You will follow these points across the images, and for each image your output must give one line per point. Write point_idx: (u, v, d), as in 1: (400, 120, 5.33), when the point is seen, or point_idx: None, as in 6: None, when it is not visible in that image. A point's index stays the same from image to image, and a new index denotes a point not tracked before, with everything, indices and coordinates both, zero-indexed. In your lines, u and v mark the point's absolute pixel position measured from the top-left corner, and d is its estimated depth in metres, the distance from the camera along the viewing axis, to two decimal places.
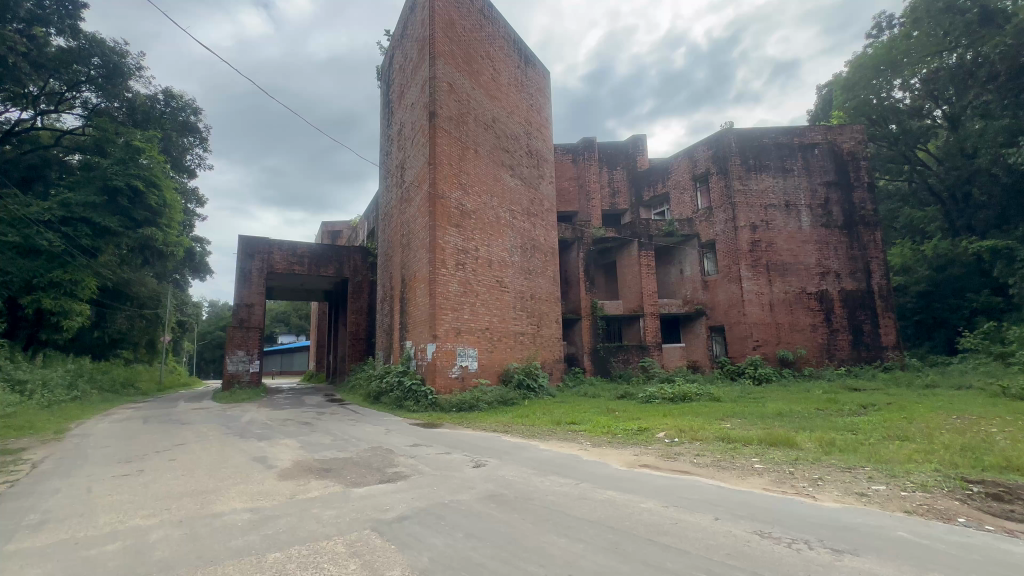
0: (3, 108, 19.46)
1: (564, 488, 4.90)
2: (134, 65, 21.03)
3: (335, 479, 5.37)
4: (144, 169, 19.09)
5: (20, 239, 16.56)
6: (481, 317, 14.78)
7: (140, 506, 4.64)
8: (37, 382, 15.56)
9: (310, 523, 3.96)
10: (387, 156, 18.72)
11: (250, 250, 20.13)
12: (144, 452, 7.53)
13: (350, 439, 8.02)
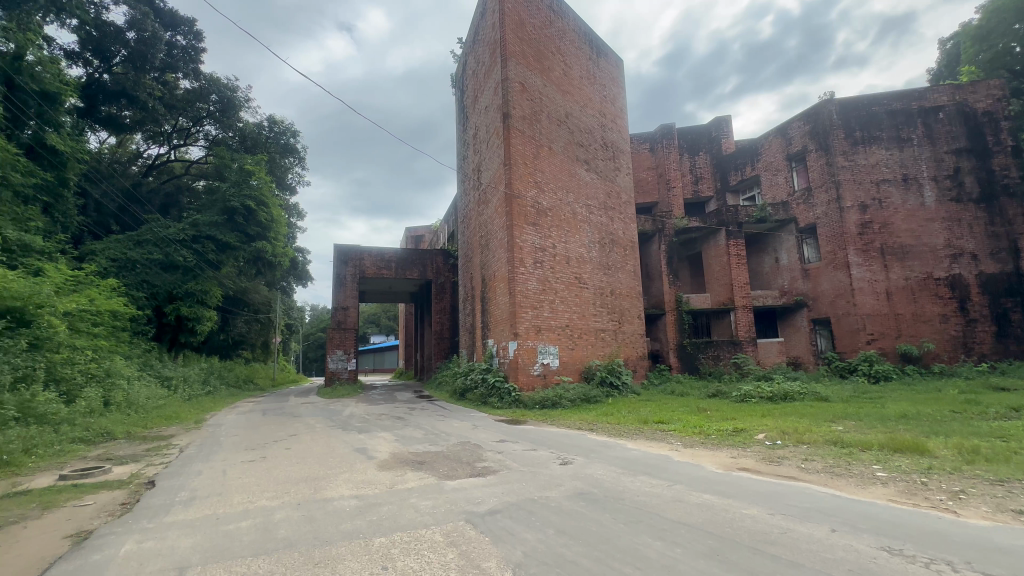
0: (146, 146, 22.91)
1: (655, 489, 4.73)
2: (244, 97, 23.73)
3: (429, 471, 5.65)
4: (255, 189, 21.50)
5: (163, 255, 19.23)
6: (561, 315, 14.73)
7: (264, 489, 5.23)
8: (180, 378, 18.15)
9: (409, 512, 4.20)
10: (464, 160, 19.31)
11: (344, 257, 21.80)
12: (264, 441, 8.48)
13: (440, 434, 8.41)
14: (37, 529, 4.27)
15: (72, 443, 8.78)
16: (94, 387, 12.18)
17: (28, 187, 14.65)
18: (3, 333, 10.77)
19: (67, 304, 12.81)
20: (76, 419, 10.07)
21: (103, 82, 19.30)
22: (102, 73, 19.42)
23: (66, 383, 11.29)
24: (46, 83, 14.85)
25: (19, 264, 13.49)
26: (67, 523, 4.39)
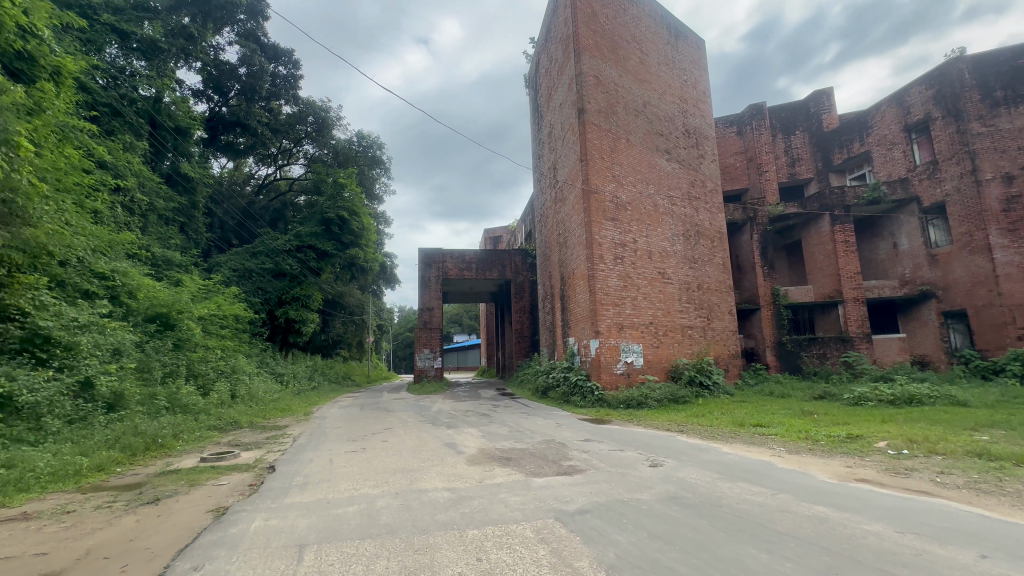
0: (257, 168, 25.74)
1: (757, 497, 4.39)
2: (336, 116, 25.85)
3: (516, 468, 5.75)
4: (348, 201, 23.20)
5: (273, 264, 21.58)
6: (644, 311, 14.23)
7: (366, 477, 5.64)
8: (290, 374, 20.20)
9: (499, 507, 4.30)
10: (540, 159, 19.34)
11: (429, 260, 22.83)
12: (364, 433, 9.15)
13: (526, 431, 8.52)
14: (187, 503, 4.98)
15: (209, 430, 10.14)
16: (223, 381, 13.96)
17: (167, 210, 17.14)
18: (155, 336, 12.74)
19: (200, 310, 14.80)
20: (210, 409, 11.62)
21: (222, 115, 22.18)
22: (220, 106, 22.25)
23: (202, 378, 13.07)
24: (179, 119, 17.21)
25: (164, 276, 15.84)
26: (209, 500, 5.06)
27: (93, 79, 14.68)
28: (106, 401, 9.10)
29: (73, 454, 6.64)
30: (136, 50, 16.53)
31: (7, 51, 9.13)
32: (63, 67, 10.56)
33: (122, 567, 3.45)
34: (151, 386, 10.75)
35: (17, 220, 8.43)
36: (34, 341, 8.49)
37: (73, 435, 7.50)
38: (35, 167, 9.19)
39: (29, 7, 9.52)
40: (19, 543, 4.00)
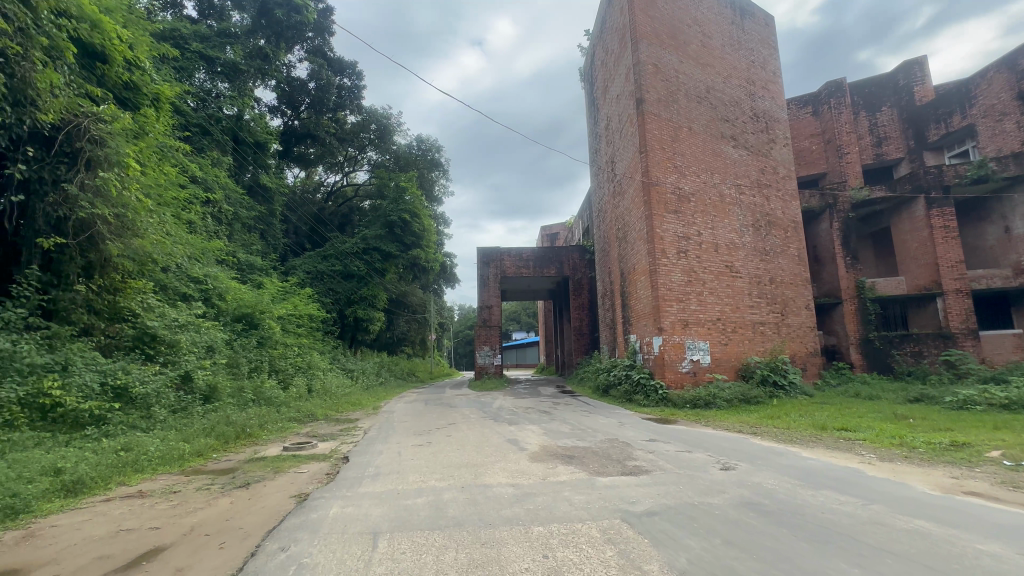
0: (326, 176, 27.09)
1: (845, 507, 4.05)
2: (396, 122, 27.00)
3: (580, 466, 5.70)
4: (409, 204, 24.07)
5: (342, 266, 22.84)
6: (711, 307, 13.59)
7: (433, 471, 5.83)
8: (360, 370, 21.33)
9: (564, 505, 4.28)
10: (597, 153, 19.00)
11: (487, 259, 23.15)
12: (429, 427, 9.46)
13: (588, 430, 8.42)
14: (273, 488, 5.40)
15: (289, 421, 10.94)
16: (301, 376, 14.98)
17: (250, 219, 18.67)
18: (241, 334, 13.90)
19: (279, 310, 15.98)
20: (290, 402, 12.52)
21: (294, 128, 23.82)
22: (292, 120, 23.87)
23: (282, 373, 14.10)
24: (257, 135, 18.64)
25: (248, 279, 17.26)
26: (292, 486, 5.46)
27: (186, 102, 16.38)
28: (203, 393, 10.07)
29: (177, 440, 7.41)
30: (221, 74, 18.04)
31: (117, 83, 10.36)
32: (161, 94, 11.82)
33: (221, 543, 3.81)
34: (239, 379, 11.76)
35: (129, 233, 9.53)
36: (144, 340, 9.66)
37: (177, 423, 8.37)
38: (142, 185, 10.35)
39: (134, 43, 10.76)
40: (137, 517, 4.53)
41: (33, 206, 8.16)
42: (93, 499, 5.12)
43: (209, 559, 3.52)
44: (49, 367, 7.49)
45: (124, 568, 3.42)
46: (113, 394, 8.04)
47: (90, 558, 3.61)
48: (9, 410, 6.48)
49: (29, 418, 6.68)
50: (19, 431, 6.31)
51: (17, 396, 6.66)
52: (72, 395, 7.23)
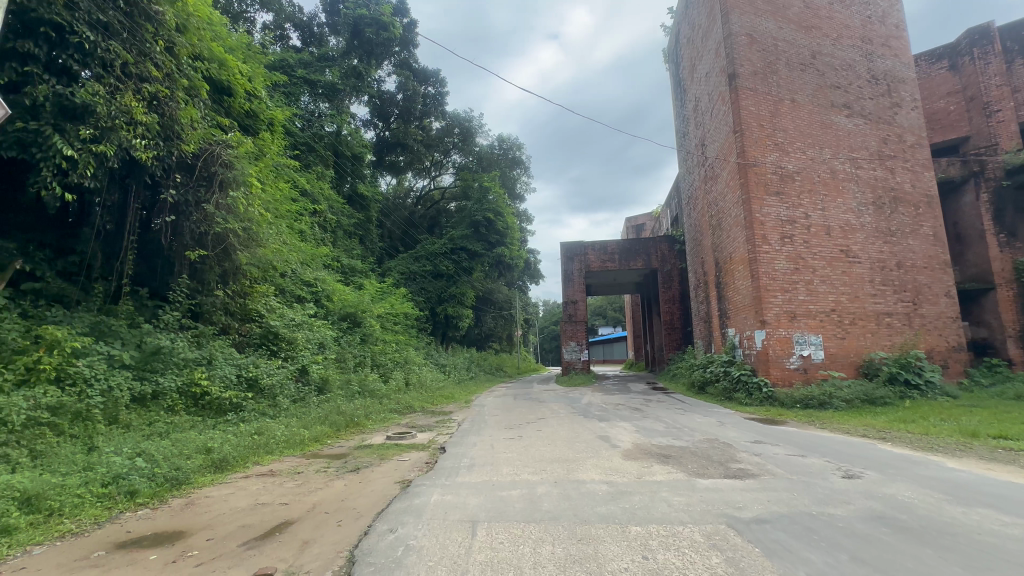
0: (415, 181, 28.60)
1: (1010, 529, 3.41)
2: (478, 124, 27.77)
3: (677, 467, 5.44)
4: (491, 203, 24.79)
5: (433, 266, 24.02)
6: (823, 297, 12.24)
7: (526, 464, 5.91)
8: (451, 365, 22.31)
9: (662, 506, 4.11)
10: (685, 137, 17.96)
11: (571, 253, 22.89)
12: (520, 422, 9.59)
13: (684, 428, 8.02)
14: (380, 474, 5.84)
15: (390, 412, 11.75)
16: (399, 370, 16.00)
17: (350, 225, 20.33)
18: (347, 331, 15.19)
19: (378, 309, 17.23)
20: (391, 394, 13.45)
21: (386, 138, 25.52)
22: (384, 131, 25.60)
23: (383, 367, 15.17)
24: (354, 148, 20.26)
25: (351, 281, 18.81)
26: (395, 473, 5.85)
27: (295, 124, 18.25)
28: (317, 384, 11.18)
29: (298, 426, 8.31)
30: (322, 95, 19.80)
31: (241, 112, 11.82)
32: (275, 118, 13.29)
33: (338, 521, 4.19)
34: (347, 373, 12.88)
35: (254, 243, 10.84)
36: (269, 338, 10.94)
37: (297, 411, 9.38)
38: (262, 200, 11.71)
39: (252, 76, 12.21)
40: (270, 493, 5.15)
41: (181, 224, 9.59)
42: (235, 475, 5.91)
43: (328, 535, 3.88)
44: (198, 361, 8.79)
45: (261, 537, 3.89)
46: (247, 385, 9.22)
47: (237, 525, 4.18)
48: (170, 397, 7.70)
49: (185, 403, 7.88)
50: (178, 414, 7.48)
51: (176, 385, 7.89)
52: (216, 385, 8.41)
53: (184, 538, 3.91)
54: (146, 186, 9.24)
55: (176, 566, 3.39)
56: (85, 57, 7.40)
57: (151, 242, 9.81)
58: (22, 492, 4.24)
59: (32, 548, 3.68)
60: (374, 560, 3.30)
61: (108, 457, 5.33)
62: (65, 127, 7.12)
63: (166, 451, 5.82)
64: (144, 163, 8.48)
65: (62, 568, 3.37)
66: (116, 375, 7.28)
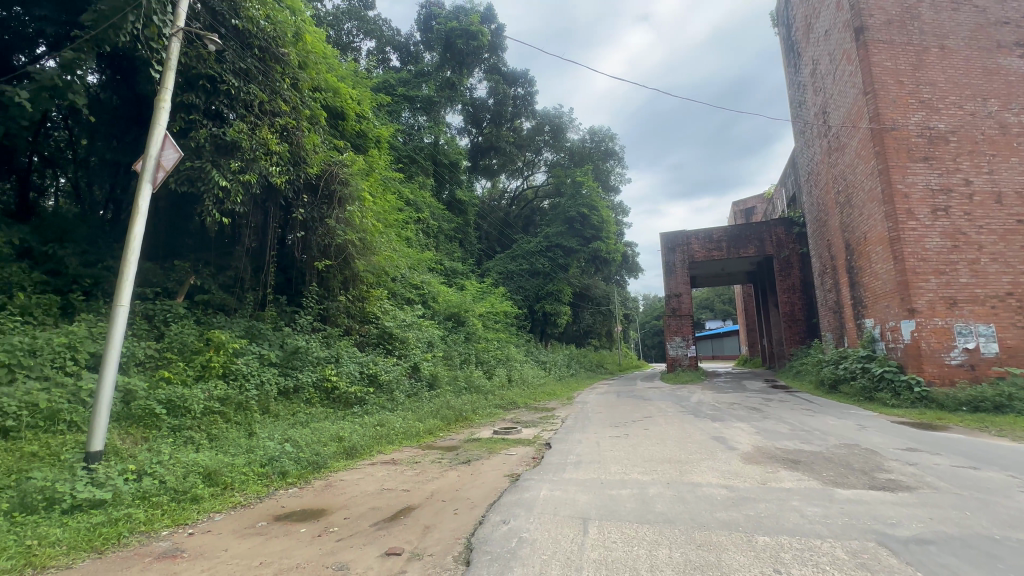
0: (509, 182, 29.21)
1: None
2: (568, 118, 27.60)
3: (809, 474, 4.89)
4: (585, 197, 24.52)
5: (529, 265, 24.34)
6: (993, 278, 10.19)
7: (635, 464, 5.73)
8: (552, 362, 22.42)
9: (793, 516, 3.72)
10: (801, 106, 16.10)
11: (672, 244, 21.63)
12: (625, 420, 9.32)
13: (814, 431, 7.20)
14: (490, 467, 6.07)
15: (495, 407, 12.13)
16: (502, 367, 16.44)
17: (450, 230, 21.41)
18: (452, 330, 16.03)
19: (479, 309, 17.91)
20: (495, 390, 13.91)
21: (479, 143, 26.45)
22: (477, 137, 26.62)
23: (486, 364, 15.73)
24: (450, 155, 21.35)
25: (453, 283, 19.80)
26: (504, 467, 6.02)
27: (398, 139, 19.68)
28: (428, 380, 11.91)
29: (413, 419, 8.96)
30: (420, 109, 21.09)
31: (354, 133, 13.04)
32: (381, 136, 14.43)
33: (454, 510, 4.43)
34: (454, 369, 13.57)
35: (369, 252, 11.91)
36: (385, 337, 11.92)
37: (412, 405, 10.11)
38: (374, 212, 12.80)
39: (362, 99, 13.42)
40: (393, 479, 5.62)
41: (309, 238, 10.86)
42: (363, 462, 6.57)
43: (446, 522, 4.12)
44: (329, 358, 9.89)
45: (388, 520, 4.26)
46: (368, 380, 10.14)
47: (368, 507, 4.64)
48: (308, 390, 8.77)
49: (320, 396, 8.92)
50: (315, 406, 8.50)
51: (312, 380, 8.96)
52: (343, 380, 9.40)
53: (326, 515, 4.43)
54: (282, 207, 10.60)
55: (321, 539, 3.84)
56: (232, 102, 8.71)
57: (287, 255, 11.24)
58: (205, 468, 5.12)
59: (213, 515, 4.43)
60: (490, 549, 3.43)
61: (264, 442, 6.23)
62: (220, 163, 8.46)
63: (308, 438, 6.64)
64: (280, 188, 9.74)
65: (236, 533, 4.01)
66: (266, 372, 8.47)
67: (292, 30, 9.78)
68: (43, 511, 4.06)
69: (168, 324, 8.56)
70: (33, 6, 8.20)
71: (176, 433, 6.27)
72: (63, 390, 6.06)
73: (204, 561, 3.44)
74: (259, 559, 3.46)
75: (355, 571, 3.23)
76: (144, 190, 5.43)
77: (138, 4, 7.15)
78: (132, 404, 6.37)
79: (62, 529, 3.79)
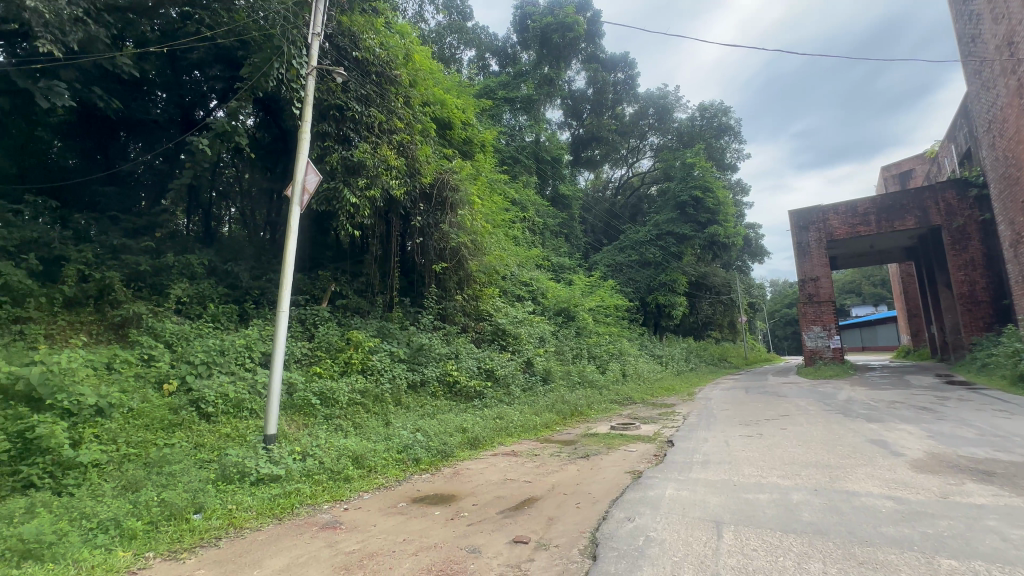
0: (613, 171, 28.41)
1: None
2: (674, 97, 25.92)
3: (1010, 489, 4.01)
4: (697, 179, 22.92)
5: (639, 255, 23.41)
6: None
7: (773, 467, 5.21)
8: (668, 356, 21.33)
9: (990, 538, 3.08)
10: (975, 40, 13.20)
11: (804, 222, 19.22)
12: (758, 418, 8.52)
13: (1012, 437, 5.87)
14: (610, 462, 5.98)
15: (611, 402, 11.90)
16: (615, 361, 16.08)
17: (556, 225, 21.53)
18: (563, 325, 16.11)
19: (589, 303, 17.74)
20: (610, 385, 13.68)
21: (581, 135, 26.17)
22: (579, 129, 26.35)
23: (599, 359, 15.52)
24: (552, 151, 21.48)
25: (562, 278, 19.87)
26: (624, 463, 5.89)
27: (501, 141, 20.26)
28: (542, 374, 12.08)
29: (530, 413, 9.19)
30: (521, 108, 21.47)
31: (461, 141, 13.73)
32: (486, 140, 15.01)
33: (577, 503, 4.45)
34: (566, 364, 13.62)
35: (480, 252, 12.46)
36: (499, 333, 12.39)
37: (528, 399, 10.36)
38: (483, 214, 13.38)
39: (466, 107, 14.06)
40: (515, 470, 5.83)
41: (427, 243, 11.71)
42: (485, 452, 6.90)
43: (570, 515, 4.15)
44: (449, 354, 10.56)
45: (514, 509, 4.42)
46: (486, 375, 10.61)
47: (493, 495, 4.87)
48: (433, 384, 9.46)
49: (443, 390, 9.57)
50: (439, 399, 9.16)
51: (435, 375, 9.65)
52: (463, 374, 9.97)
53: (457, 500, 4.75)
54: (401, 216, 11.57)
55: (454, 523, 4.13)
56: (357, 126, 9.72)
57: (409, 261, 12.24)
58: (353, 453, 5.81)
59: (362, 494, 5.01)
60: (616, 545, 3.38)
61: (399, 431, 6.87)
62: (350, 182, 9.48)
63: (436, 428, 7.17)
64: (399, 199, 10.66)
65: (383, 511, 4.49)
66: (396, 367, 9.30)
67: (403, 52, 10.60)
68: (238, 481, 4.94)
69: (316, 325, 9.86)
70: (207, 68, 9.99)
71: (329, 421, 7.21)
72: (245, 382, 7.33)
73: (359, 533, 3.91)
74: (402, 535, 3.82)
75: (486, 555, 3.40)
76: (295, 212, 6.30)
77: (281, 52, 8.29)
78: (294, 394, 7.45)
79: (252, 498, 4.58)
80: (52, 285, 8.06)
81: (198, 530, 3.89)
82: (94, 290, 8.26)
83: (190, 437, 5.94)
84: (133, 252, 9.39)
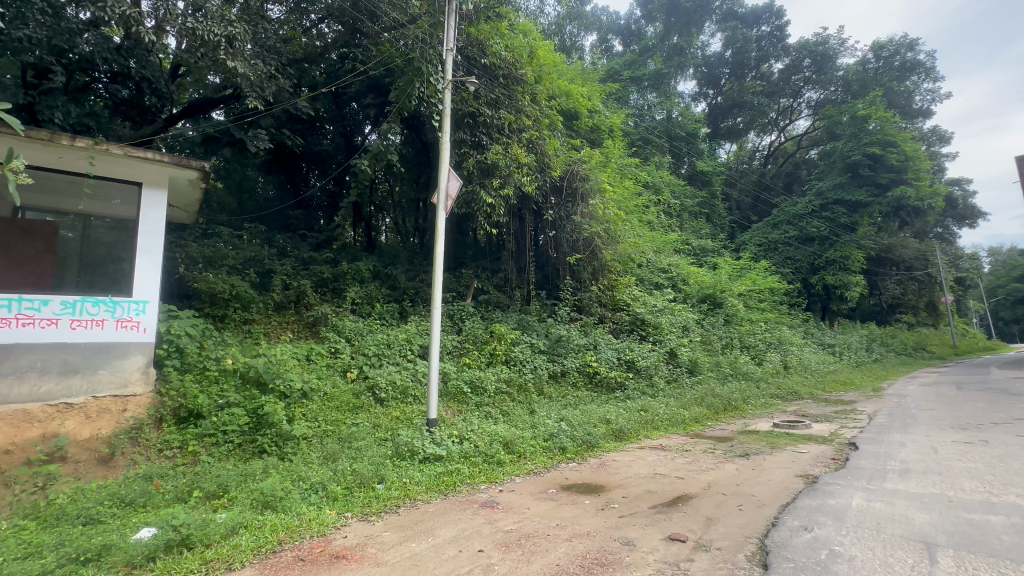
0: (761, 138, 25.31)
1: None
2: (837, 41, 22.01)
3: None
4: (874, 134, 19.24)
5: (799, 231, 20.46)
6: None
7: (1009, 483, 4.13)
8: (842, 345, 18.27)
9: None
10: None
11: None
12: (980, 422, 6.82)
13: None
14: (776, 464, 5.36)
15: (772, 397, 10.67)
16: (773, 352, 14.33)
17: (694, 206, 19.96)
18: (708, 313, 14.92)
19: (739, 287, 16.11)
20: (769, 378, 12.23)
21: (719, 104, 23.91)
22: (716, 98, 24.08)
23: (754, 349, 13.97)
24: (687, 126, 20.03)
25: (705, 262, 18.38)
26: (794, 465, 5.23)
27: (629, 124, 19.41)
28: (688, 366, 11.35)
29: (677, 406, 8.71)
30: (648, 86, 20.32)
31: (587, 129, 13.53)
32: (614, 124, 14.61)
33: (739, 505, 4.10)
34: (715, 355, 12.59)
35: (614, 241, 12.18)
36: (638, 323, 11.98)
37: (673, 391, 9.84)
38: (616, 201, 13.04)
39: (591, 94, 13.86)
40: (666, 466, 5.58)
41: (560, 235, 11.86)
42: (631, 445, 6.76)
43: (732, 517, 3.83)
44: (588, 345, 10.56)
45: (667, 505, 4.25)
46: (626, 365, 10.37)
47: (643, 489, 4.74)
48: (572, 374, 9.59)
49: (584, 380, 9.63)
50: (580, 389, 9.24)
51: (575, 365, 9.75)
52: (603, 365, 9.91)
53: (606, 492, 4.73)
54: (534, 211, 11.87)
55: (605, 513, 4.13)
56: (488, 129, 10.21)
57: (543, 254, 12.52)
58: (503, 439, 6.17)
59: (514, 477, 5.30)
60: (792, 556, 3.04)
61: (544, 420, 7.09)
62: (486, 184, 9.99)
63: (579, 419, 7.24)
64: (531, 195, 10.97)
65: (534, 496, 4.69)
66: (536, 358, 9.60)
67: (527, 51, 10.85)
68: (408, 458, 5.61)
69: (463, 319, 10.67)
70: (362, 98, 11.46)
71: (479, 408, 7.80)
72: (408, 371, 8.30)
73: (514, 515, 4.15)
74: (556, 521, 3.95)
75: (641, 549, 3.34)
76: (440, 217, 6.88)
77: (420, 72, 9.09)
78: (448, 382, 8.17)
79: (422, 473, 5.18)
80: (266, 293, 10.01)
81: (381, 498, 4.52)
82: (294, 295, 10.11)
83: (370, 418, 6.94)
84: (318, 262, 11.25)
